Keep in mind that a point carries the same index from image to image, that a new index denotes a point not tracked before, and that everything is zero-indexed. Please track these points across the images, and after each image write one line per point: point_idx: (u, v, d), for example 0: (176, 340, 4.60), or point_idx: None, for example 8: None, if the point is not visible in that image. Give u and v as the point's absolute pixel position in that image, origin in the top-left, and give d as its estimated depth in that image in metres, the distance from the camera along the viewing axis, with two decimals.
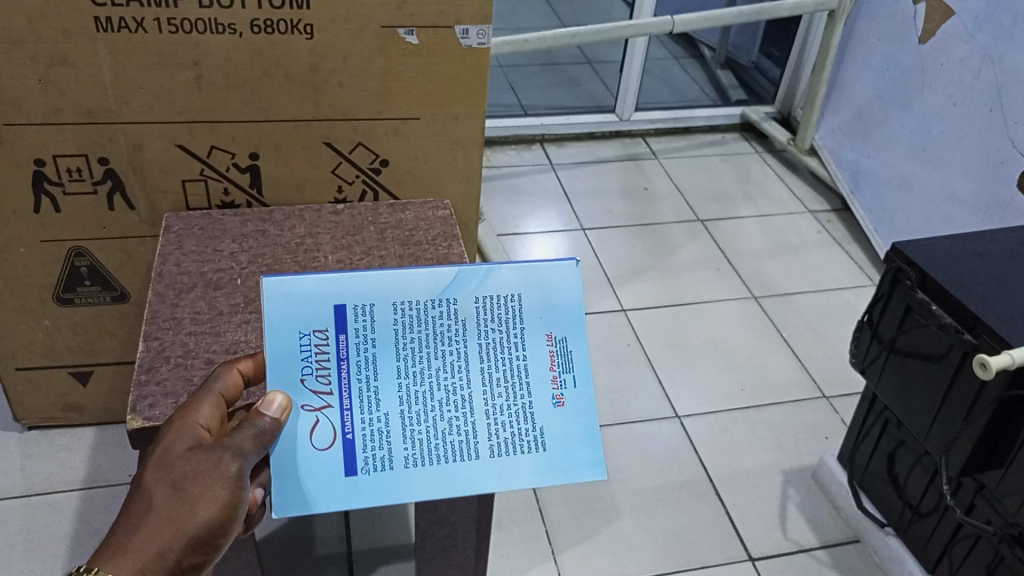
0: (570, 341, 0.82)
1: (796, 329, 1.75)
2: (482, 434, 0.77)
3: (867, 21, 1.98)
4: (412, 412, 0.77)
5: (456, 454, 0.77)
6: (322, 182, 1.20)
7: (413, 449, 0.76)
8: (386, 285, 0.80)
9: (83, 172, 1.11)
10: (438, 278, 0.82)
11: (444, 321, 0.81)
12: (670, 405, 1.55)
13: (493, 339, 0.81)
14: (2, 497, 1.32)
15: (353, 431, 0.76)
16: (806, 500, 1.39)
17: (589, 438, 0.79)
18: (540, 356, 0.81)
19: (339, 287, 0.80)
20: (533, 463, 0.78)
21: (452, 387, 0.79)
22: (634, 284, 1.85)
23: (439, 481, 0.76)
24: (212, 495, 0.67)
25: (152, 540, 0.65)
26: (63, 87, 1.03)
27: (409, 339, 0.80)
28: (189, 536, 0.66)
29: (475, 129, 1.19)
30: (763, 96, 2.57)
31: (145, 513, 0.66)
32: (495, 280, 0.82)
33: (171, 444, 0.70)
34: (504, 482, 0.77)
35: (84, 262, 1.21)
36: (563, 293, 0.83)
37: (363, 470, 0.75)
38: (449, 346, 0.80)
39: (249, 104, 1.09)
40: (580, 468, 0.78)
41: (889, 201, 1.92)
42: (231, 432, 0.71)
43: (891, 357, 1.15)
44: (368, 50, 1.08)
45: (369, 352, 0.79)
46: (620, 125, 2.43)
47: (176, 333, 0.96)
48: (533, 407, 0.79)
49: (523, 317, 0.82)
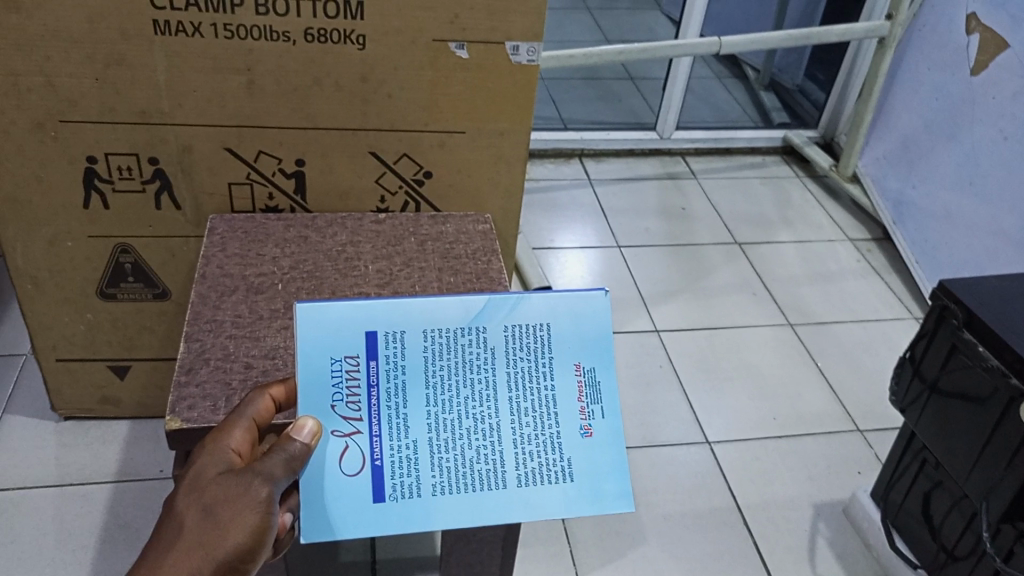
0: (599, 372, 0.81)
1: (831, 359, 1.73)
2: (510, 463, 0.76)
3: (917, 50, 1.95)
4: (441, 440, 0.76)
5: (484, 482, 0.76)
6: (365, 191, 1.21)
7: (441, 477, 0.75)
8: (418, 312, 0.80)
9: (132, 171, 1.13)
10: (469, 306, 0.81)
11: (474, 349, 0.80)
12: (701, 430, 1.54)
13: (522, 368, 0.80)
14: (36, 485, 1.34)
15: (382, 457, 0.75)
16: (836, 535, 1.37)
17: (618, 469, 0.78)
18: (568, 386, 0.80)
19: (371, 313, 0.79)
20: (561, 493, 0.77)
21: (481, 415, 0.78)
22: (668, 304, 1.84)
23: (467, 510, 0.75)
24: (242, 520, 0.67)
25: (182, 563, 0.65)
26: (118, 87, 1.04)
27: (439, 366, 0.79)
28: (219, 561, 0.66)
29: (520, 145, 1.20)
30: (806, 120, 2.54)
31: (177, 537, 0.67)
32: (525, 309, 0.82)
33: (203, 468, 0.70)
34: (532, 512, 0.76)
35: (128, 258, 1.23)
36: (592, 323, 0.83)
37: (391, 496, 0.74)
38: (478, 375, 0.79)
39: (299, 111, 1.11)
40: (608, 500, 0.77)
41: (933, 234, 1.89)
42: (262, 457, 0.71)
43: (933, 396, 1.13)
44: (418, 62, 1.08)
45: (399, 378, 0.78)
46: (660, 143, 2.42)
47: (217, 336, 0.98)
48: (561, 437, 0.78)
49: (551, 347, 0.81)
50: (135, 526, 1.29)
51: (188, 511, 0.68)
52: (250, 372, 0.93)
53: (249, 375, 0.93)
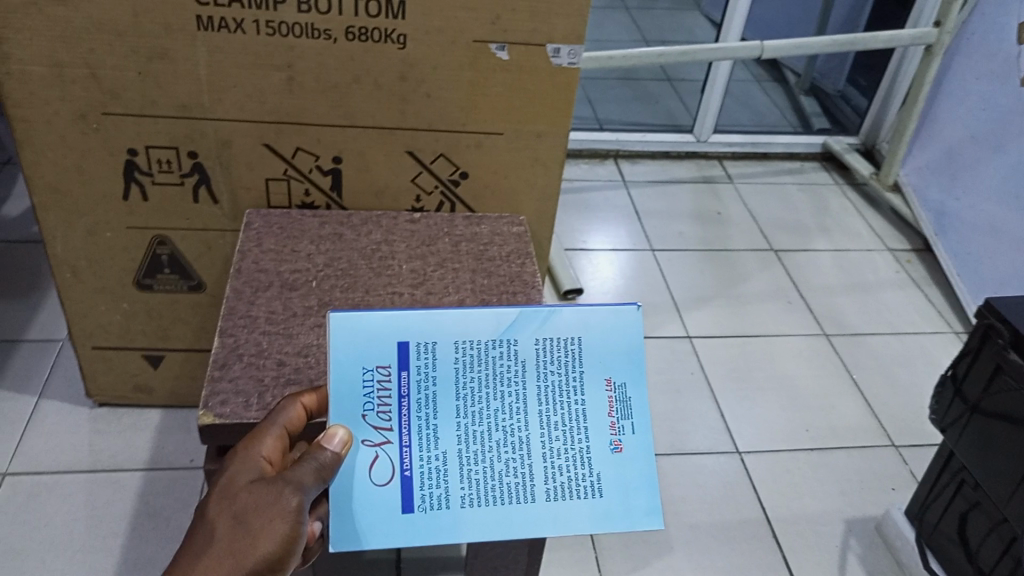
0: (629, 387, 0.80)
1: (867, 371, 1.70)
2: (538, 477, 0.75)
3: (965, 58, 1.91)
4: (470, 452, 0.75)
5: (512, 496, 0.75)
6: (401, 190, 1.21)
7: (469, 489, 0.74)
8: (449, 323, 0.80)
9: (172, 164, 1.14)
10: (500, 318, 0.80)
11: (504, 361, 0.79)
12: (731, 439, 1.52)
13: (552, 382, 0.79)
14: (68, 470, 1.33)
15: (412, 468, 0.74)
16: (867, 553, 1.34)
17: (647, 486, 0.77)
18: (598, 400, 0.79)
19: (403, 324, 0.79)
20: (589, 509, 0.76)
21: (510, 429, 0.77)
22: (701, 310, 1.82)
23: (496, 523, 0.74)
24: (272, 529, 0.68)
25: (212, 572, 0.66)
26: (160, 81, 1.05)
27: (470, 378, 0.78)
28: (248, 570, 0.66)
29: (558, 148, 1.19)
30: (846, 126, 2.50)
31: (207, 545, 0.67)
32: (556, 323, 0.81)
33: (234, 477, 0.71)
34: (560, 527, 0.75)
35: (165, 250, 1.24)
36: (623, 338, 0.82)
37: (420, 507, 0.73)
38: (509, 387, 0.78)
39: (337, 109, 1.11)
40: (637, 516, 0.76)
41: (975, 247, 1.84)
42: (293, 465, 0.71)
43: (974, 417, 1.10)
44: (458, 63, 1.08)
45: (429, 390, 0.77)
46: (696, 146, 2.39)
47: (251, 332, 0.98)
48: (591, 452, 0.77)
49: (582, 361, 0.80)
50: (165, 515, 1.29)
51: (220, 519, 0.68)
52: (283, 369, 0.94)
53: (281, 372, 0.93)
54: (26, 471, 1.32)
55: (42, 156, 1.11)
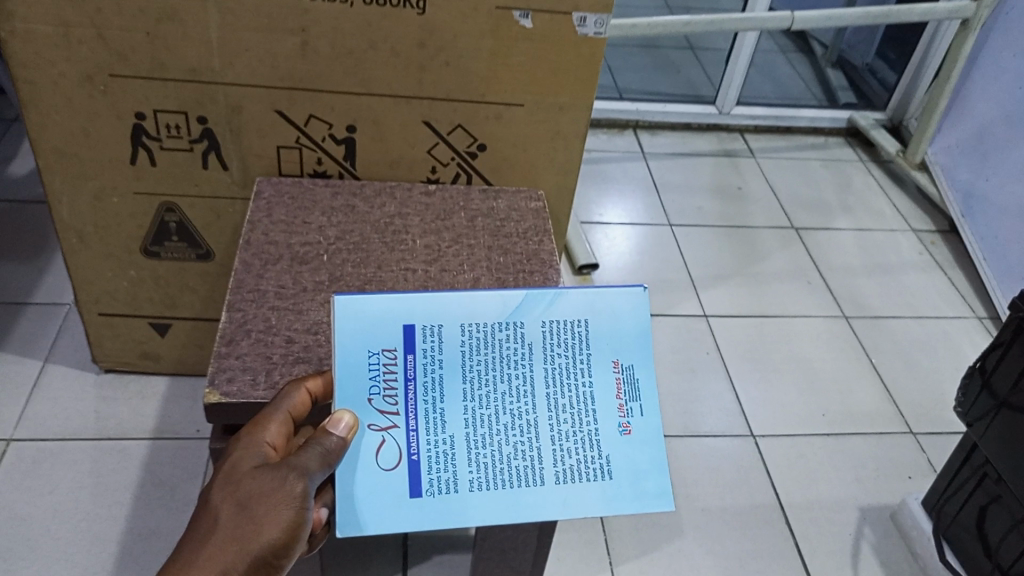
0: (638, 369, 0.77)
1: (886, 355, 1.66)
2: (547, 460, 0.73)
3: (1003, 34, 1.84)
4: (478, 436, 0.73)
5: (521, 479, 0.72)
6: (416, 161, 1.17)
7: (478, 473, 0.72)
8: (455, 306, 0.76)
9: (181, 129, 1.11)
10: (507, 300, 0.78)
11: (511, 344, 0.76)
12: (745, 422, 1.49)
13: (560, 365, 0.76)
14: (74, 437, 1.32)
15: (419, 452, 0.72)
16: (881, 542, 1.32)
17: (657, 467, 0.74)
18: (606, 383, 0.76)
19: (408, 307, 0.76)
20: (598, 492, 0.73)
21: (518, 412, 0.74)
22: (718, 288, 1.78)
23: (506, 508, 0.71)
24: (276, 516, 0.65)
25: (217, 558, 0.64)
26: (170, 43, 1.01)
27: (477, 361, 0.75)
28: (253, 556, 0.64)
29: (581, 122, 1.14)
30: (874, 101, 2.43)
31: (211, 531, 0.65)
32: (563, 305, 0.78)
33: (238, 461, 0.68)
34: (570, 512, 0.72)
35: (173, 217, 1.21)
36: (631, 319, 0.79)
37: (428, 492, 0.70)
38: (516, 371, 0.75)
39: (352, 76, 1.07)
40: (647, 498, 0.73)
41: (1003, 230, 1.79)
42: (298, 450, 0.68)
43: (1002, 412, 1.07)
44: (480, 30, 1.03)
45: (436, 373, 0.74)
46: (718, 119, 2.33)
47: (260, 307, 0.95)
48: (600, 434, 0.75)
49: (590, 343, 0.77)
50: (171, 485, 1.27)
51: (222, 502, 0.66)
52: (292, 347, 0.91)
53: (290, 350, 0.91)
54: (32, 436, 1.31)
55: (47, 118, 1.08)
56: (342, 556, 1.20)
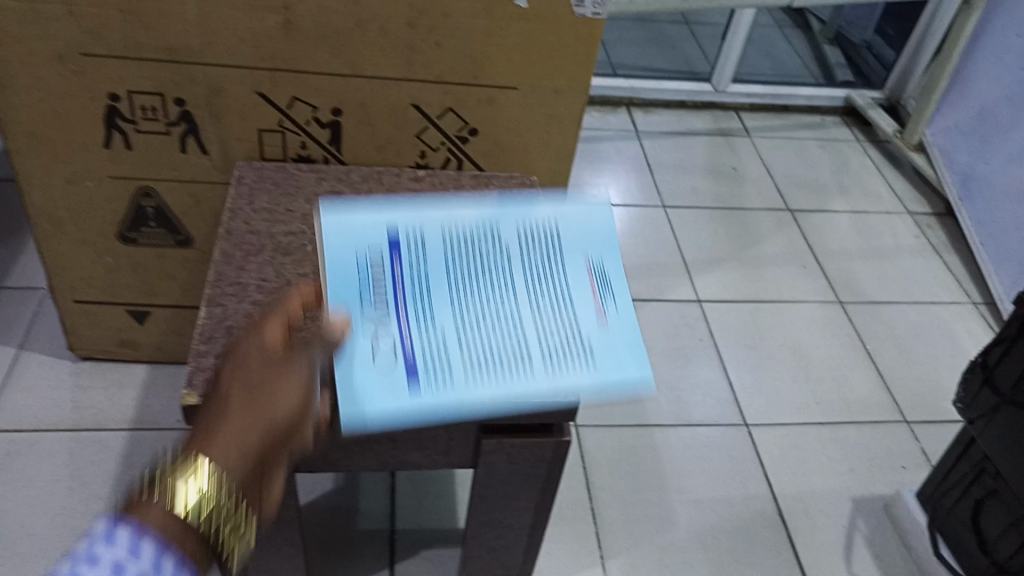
0: (609, 266, 0.83)
1: (882, 342, 1.64)
2: (531, 337, 0.75)
3: (1007, 13, 1.79)
4: (466, 321, 0.76)
5: (509, 354, 0.73)
6: (404, 145, 1.13)
7: (468, 351, 0.73)
8: (436, 219, 0.84)
9: (157, 112, 1.06)
10: (483, 214, 0.85)
11: (489, 249, 0.82)
12: (739, 411, 1.46)
13: (536, 262, 0.81)
14: (51, 427, 1.28)
15: (412, 339, 0.74)
16: (875, 533, 1.30)
17: (636, 344, 0.75)
18: (579, 277, 0.81)
19: (392, 219, 0.83)
20: (584, 367, 0.73)
21: (500, 299, 0.78)
22: (712, 272, 1.75)
23: (503, 379, 0.71)
24: (290, 388, 0.63)
25: (236, 426, 0.59)
26: (145, 20, 0.96)
27: (460, 263, 0.81)
28: (271, 426, 0.61)
29: (576, 106, 1.10)
30: (871, 79, 2.39)
31: (225, 406, 0.60)
32: (533, 215, 0.85)
33: (245, 348, 0.66)
34: (567, 382, 0.71)
35: (151, 202, 1.16)
36: (597, 228, 0.86)
37: (424, 374, 0.71)
38: (495, 269, 0.81)
39: (338, 57, 1.02)
40: (631, 369, 0.73)
41: (1003, 215, 1.77)
42: (300, 335, 0.69)
43: (1004, 409, 1.04)
44: (473, 10, 0.98)
45: (422, 273, 0.80)
46: (713, 96, 2.29)
47: (240, 302, 0.91)
48: (578, 317, 0.77)
49: (562, 246, 0.83)
50: None
51: (232, 387, 0.62)
52: None
53: None
54: (8, 427, 1.27)
55: (16, 99, 1.02)
56: (328, 550, 1.19)
